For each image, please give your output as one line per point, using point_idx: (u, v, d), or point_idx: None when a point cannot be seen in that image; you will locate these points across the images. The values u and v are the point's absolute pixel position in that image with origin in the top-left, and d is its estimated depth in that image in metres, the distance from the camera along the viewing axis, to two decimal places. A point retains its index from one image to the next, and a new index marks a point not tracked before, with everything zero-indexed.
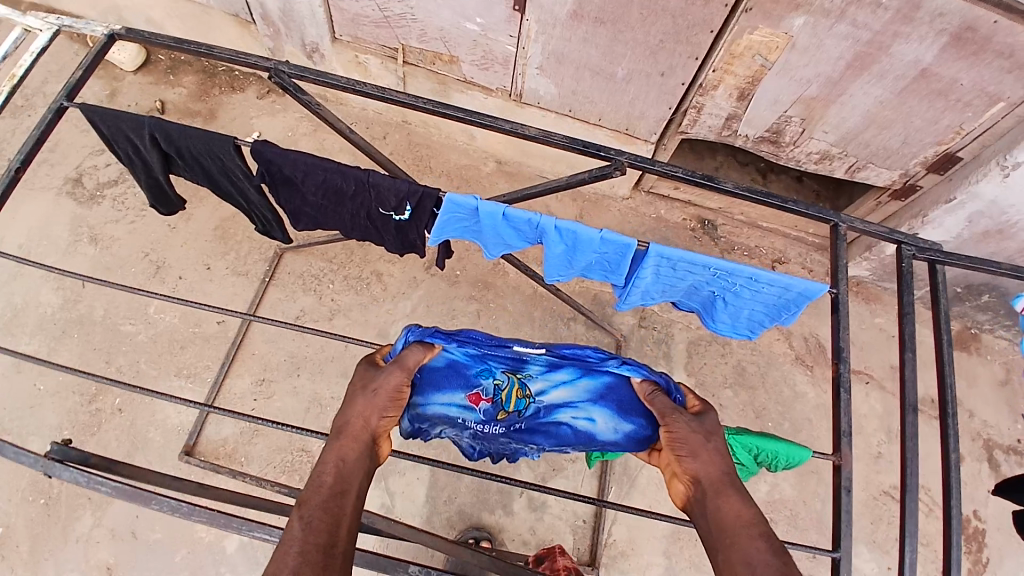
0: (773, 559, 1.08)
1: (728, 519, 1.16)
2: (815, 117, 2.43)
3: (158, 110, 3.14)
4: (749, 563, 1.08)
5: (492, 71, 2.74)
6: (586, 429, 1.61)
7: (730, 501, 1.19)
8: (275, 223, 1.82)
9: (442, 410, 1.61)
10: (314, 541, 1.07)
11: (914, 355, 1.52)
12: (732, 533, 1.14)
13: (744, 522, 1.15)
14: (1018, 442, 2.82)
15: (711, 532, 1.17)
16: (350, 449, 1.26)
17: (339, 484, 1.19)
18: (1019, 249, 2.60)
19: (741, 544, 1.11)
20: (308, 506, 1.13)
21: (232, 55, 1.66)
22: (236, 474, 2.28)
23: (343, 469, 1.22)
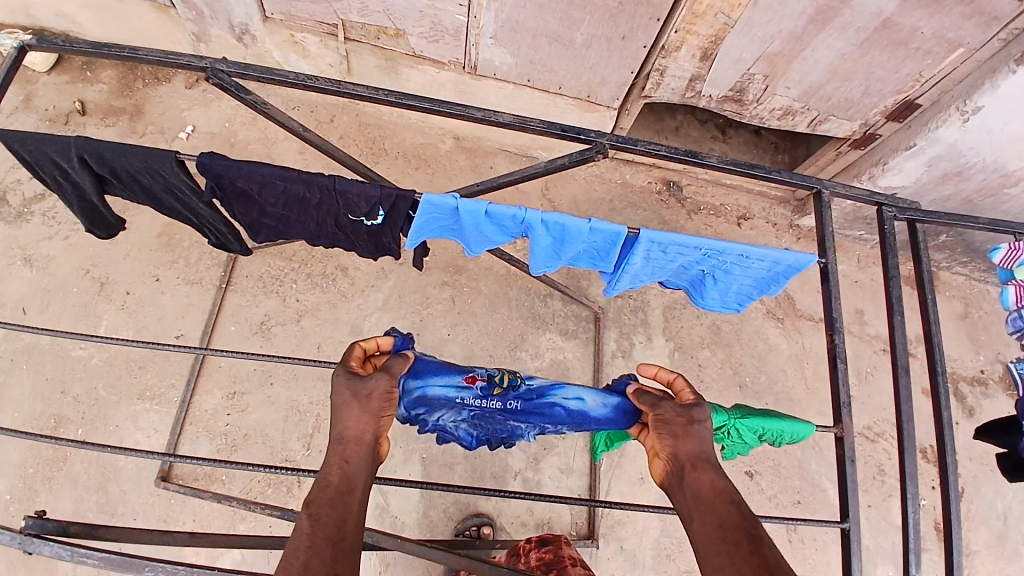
0: (744, 521, 1.09)
1: (703, 488, 1.17)
2: (778, 73, 2.39)
3: (78, 111, 2.83)
4: (722, 525, 1.09)
5: (443, 43, 2.56)
6: (580, 408, 1.56)
7: (707, 473, 1.20)
8: (231, 237, 1.67)
9: (440, 392, 1.51)
10: (322, 536, 0.99)
11: (901, 320, 1.61)
12: (705, 502, 1.15)
13: (719, 491, 1.15)
14: (981, 371, 3.08)
15: (687, 504, 1.17)
16: (355, 452, 1.18)
17: (345, 483, 1.11)
18: (974, 189, 2.69)
19: (715, 510, 1.12)
20: (316, 504, 1.05)
21: (161, 56, 1.53)
22: (219, 498, 2.17)
23: (349, 470, 1.14)
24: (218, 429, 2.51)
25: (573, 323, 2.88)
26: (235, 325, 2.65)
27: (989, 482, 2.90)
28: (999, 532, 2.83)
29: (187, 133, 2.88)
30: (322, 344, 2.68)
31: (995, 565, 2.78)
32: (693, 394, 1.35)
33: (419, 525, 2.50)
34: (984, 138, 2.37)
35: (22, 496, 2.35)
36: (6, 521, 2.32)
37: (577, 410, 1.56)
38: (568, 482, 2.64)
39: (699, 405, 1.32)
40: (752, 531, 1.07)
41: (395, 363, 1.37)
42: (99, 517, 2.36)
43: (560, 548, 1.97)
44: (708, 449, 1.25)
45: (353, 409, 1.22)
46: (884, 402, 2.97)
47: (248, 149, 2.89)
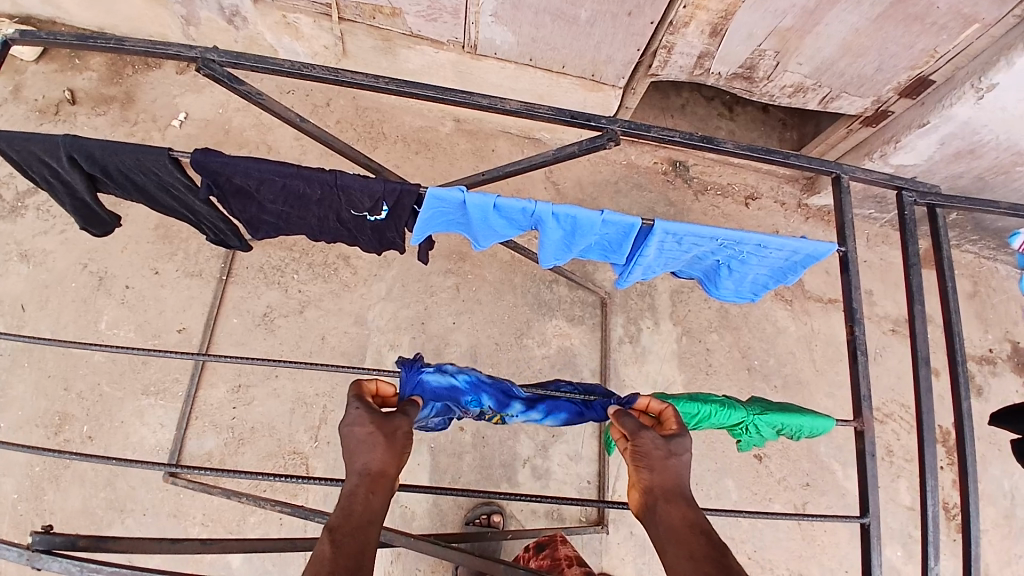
0: (714, 551, 1.07)
1: (675, 521, 1.13)
2: (790, 49, 2.30)
3: (68, 101, 2.75)
4: (694, 557, 1.07)
5: (441, 22, 2.46)
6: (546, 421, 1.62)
7: (679, 505, 1.16)
8: (230, 233, 1.62)
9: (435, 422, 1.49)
10: (342, 565, 0.98)
11: (921, 308, 1.59)
12: (676, 534, 1.11)
13: (690, 524, 1.12)
14: (989, 351, 3.06)
15: (659, 537, 1.14)
16: (380, 485, 1.13)
17: (367, 515, 1.08)
18: (987, 167, 2.62)
19: (688, 544, 1.09)
20: (340, 531, 1.04)
21: (150, 46, 1.47)
22: (229, 493, 2.17)
23: (373, 502, 1.10)
24: (224, 422, 2.49)
25: (579, 308, 2.85)
26: (237, 317, 2.61)
27: (997, 461, 2.91)
28: (1006, 511, 2.85)
29: (180, 121, 2.80)
30: (326, 335, 2.65)
31: (1001, 543, 2.80)
32: (677, 425, 1.30)
33: (429, 514, 2.50)
34: (1000, 116, 2.30)
35: (31, 493, 2.35)
36: (17, 519, 2.32)
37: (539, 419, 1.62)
38: (577, 469, 2.64)
39: (678, 434, 1.27)
40: (724, 563, 1.05)
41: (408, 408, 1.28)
42: (108, 513, 2.35)
43: (557, 550, 2.02)
44: (683, 479, 1.20)
45: (381, 443, 1.16)
46: (893, 383, 2.96)
47: (244, 136, 2.82)
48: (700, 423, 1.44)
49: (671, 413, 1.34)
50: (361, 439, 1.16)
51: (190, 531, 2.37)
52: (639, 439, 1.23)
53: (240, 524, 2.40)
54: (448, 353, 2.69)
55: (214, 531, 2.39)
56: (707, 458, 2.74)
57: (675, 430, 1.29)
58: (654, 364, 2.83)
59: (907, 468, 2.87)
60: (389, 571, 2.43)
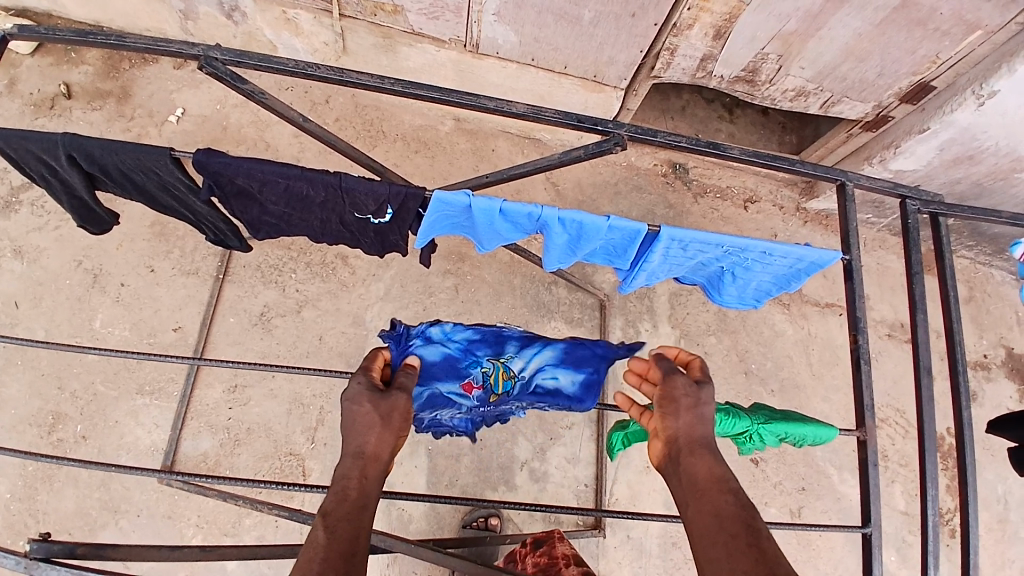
0: (740, 510, 1.02)
1: (699, 475, 1.10)
2: (792, 53, 2.30)
3: (63, 95, 2.70)
4: (718, 514, 1.02)
5: (443, 21, 2.43)
6: (557, 400, 1.61)
7: (705, 458, 1.13)
8: (230, 233, 1.59)
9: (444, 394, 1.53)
10: (337, 549, 0.93)
11: (924, 317, 1.60)
12: (700, 487, 1.08)
13: (716, 478, 1.08)
14: (984, 356, 3.09)
15: (683, 488, 1.11)
16: (372, 469, 1.09)
17: (361, 498, 1.04)
18: (985, 173, 2.63)
19: (712, 498, 1.05)
20: (334, 515, 0.99)
21: (150, 43, 1.44)
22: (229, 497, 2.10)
23: (365, 487, 1.06)
24: (219, 423, 2.47)
25: (578, 310, 2.84)
26: (234, 317, 2.59)
27: (991, 466, 2.93)
28: (1000, 516, 2.88)
29: (177, 116, 2.76)
30: (323, 335, 2.63)
31: (995, 548, 2.83)
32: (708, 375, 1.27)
33: (426, 517, 2.49)
34: (1000, 121, 2.31)
35: (24, 493, 2.32)
36: (10, 519, 2.29)
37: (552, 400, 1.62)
38: (575, 472, 2.64)
39: (706, 384, 1.24)
40: (750, 523, 1.00)
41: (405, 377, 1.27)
42: (103, 514, 2.33)
43: (553, 547, 1.88)
44: (709, 431, 1.18)
45: (375, 426, 1.13)
46: (889, 388, 2.98)
47: (241, 134, 2.78)
48: None
49: (691, 360, 1.32)
50: (356, 421, 1.14)
51: (185, 533, 2.35)
52: (669, 383, 1.22)
53: (236, 525, 2.39)
54: None
55: (209, 533, 2.37)
56: None
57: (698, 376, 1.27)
58: None
59: (902, 472, 2.89)
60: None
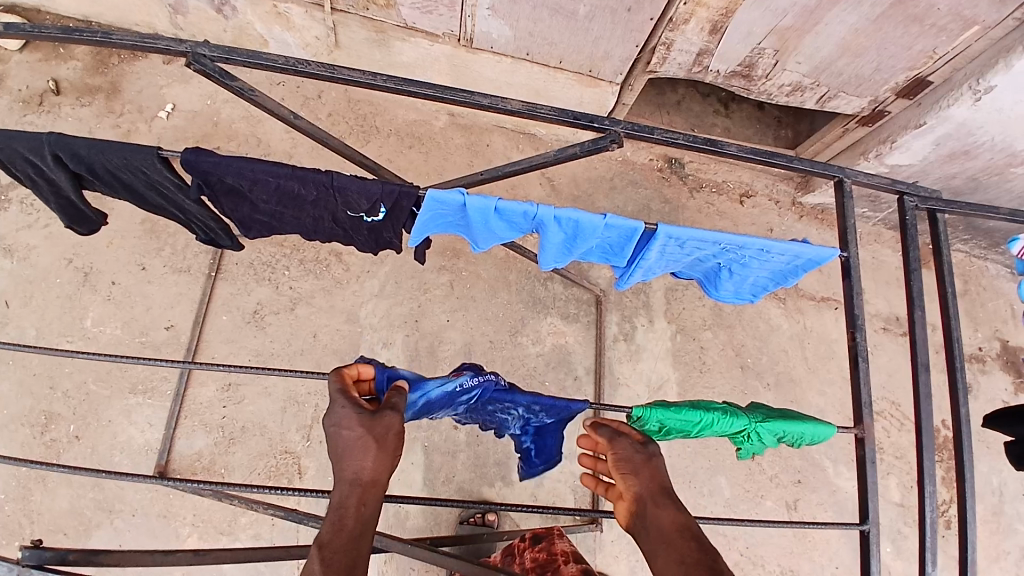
0: (703, 554, 1.01)
1: (663, 526, 1.08)
2: (789, 48, 2.28)
3: (51, 91, 2.66)
4: (684, 561, 1.01)
5: (437, 15, 2.40)
6: (559, 400, 1.45)
7: (668, 508, 1.11)
8: (221, 232, 1.57)
9: (439, 394, 1.37)
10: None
11: (921, 313, 1.60)
12: (666, 537, 1.07)
13: (679, 526, 1.07)
14: (979, 349, 3.11)
15: (650, 544, 1.08)
16: (371, 495, 1.08)
17: (359, 527, 1.03)
18: (980, 168, 2.64)
19: (676, 547, 1.04)
20: (330, 548, 0.98)
21: (137, 40, 1.41)
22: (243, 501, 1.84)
23: (363, 514, 1.05)
24: (214, 422, 2.45)
25: (574, 306, 2.83)
26: (227, 315, 2.57)
27: (986, 458, 2.96)
28: (994, 508, 2.91)
29: (167, 112, 2.72)
30: (318, 332, 2.61)
31: (990, 540, 2.86)
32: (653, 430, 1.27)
33: (423, 514, 2.49)
34: (995, 117, 2.30)
35: (17, 494, 2.30)
36: (3, 520, 2.28)
37: (553, 401, 1.45)
38: (572, 468, 2.64)
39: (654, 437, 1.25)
40: (712, 565, 0.99)
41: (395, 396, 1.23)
42: (97, 514, 2.31)
43: (552, 544, 1.85)
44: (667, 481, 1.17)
45: (370, 450, 1.10)
46: (884, 381, 2.99)
47: (233, 129, 2.75)
48: (702, 430, 1.44)
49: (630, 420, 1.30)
50: (350, 446, 1.10)
51: (180, 532, 2.34)
52: (617, 446, 1.22)
53: (232, 524, 2.38)
54: (441, 351, 2.67)
55: (204, 532, 2.36)
56: (701, 456, 2.75)
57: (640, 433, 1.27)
58: (648, 362, 2.83)
59: (897, 465, 2.91)
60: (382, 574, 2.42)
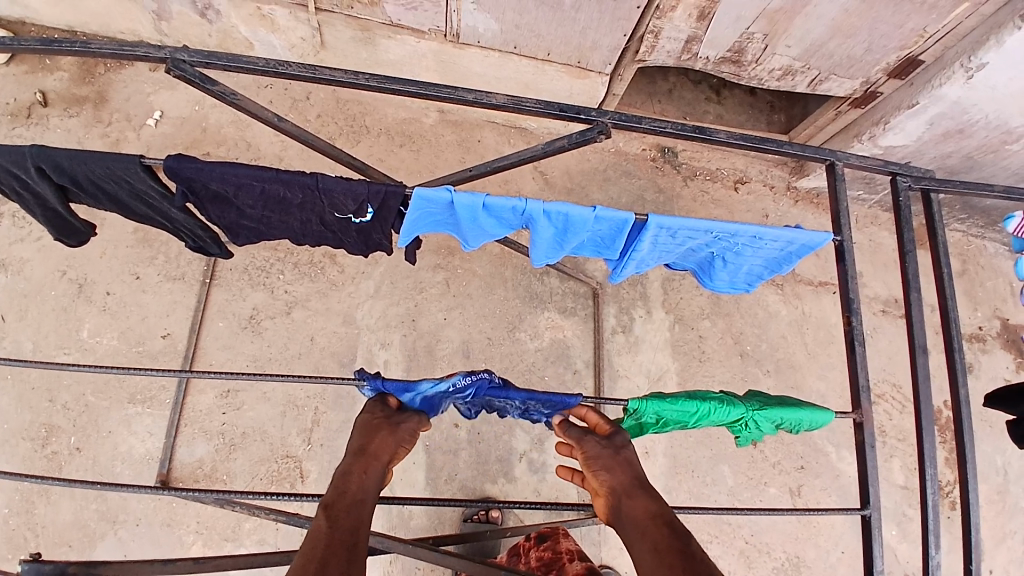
0: (676, 540, 1.03)
1: (638, 516, 1.10)
2: (778, 31, 2.26)
3: (39, 103, 2.64)
4: (656, 548, 1.03)
5: (422, 10, 2.38)
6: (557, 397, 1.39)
7: (641, 498, 1.14)
8: (209, 239, 1.55)
9: (434, 394, 1.35)
10: (340, 537, 0.99)
11: (918, 295, 1.59)
12: (639, 527, 1.09)
13: (653, 515, 1.09)
14: (979, 328, 3.09)
15: (626, 536, 1.10)
16: (373, 466, 1.17)
17: (362, 493, 1.10)
18: (975, 146, 2.62)
19: (649, 535, 1.06)
20: (335, 506, 1.05)
21: (116, 48, 1.40)
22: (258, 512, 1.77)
23: (366, 481, 1.13)
24: (214, 429, 2.45)
25: (571, 300, 2.82)
26: (223, 321, 2.56)
27: (989, 438, 2.96)
28: (999, 487, 2.91)
29: (155, 119, 2.71)
30: (315, 335, 2.60)
31: (995, 519, 2.86)
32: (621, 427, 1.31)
33: (427, 514, 2.49)
34: (989, 94, 2.28)
35: (20, 508, 2.30)
36: (9, 535, 2.28)
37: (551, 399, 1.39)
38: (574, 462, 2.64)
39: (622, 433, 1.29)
40: (685, 550, 1.01)
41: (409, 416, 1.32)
42: (101, 525, 2.32)
43: (558, 543, 1.84)
44: (639, 473, 1.20)
45: (383, 429, 1.24)
46: (884, 363, 2.98)
47: (221, 134, 2.73)
48: (699, 421, 1.44)
49: (599, 416, 1.34)
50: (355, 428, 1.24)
51: (185, 540, 2.34)
52: (587, 445, 1.25)
53: (237, 530, 2.38)
54: (439, 350, 2.66)
55: (209, 539, 2.36)
56: (703, 446, 2.74)
57: (607, 428, 1.30)
58: (647, 353, 2.82)
59: (900, 447, 2.90)
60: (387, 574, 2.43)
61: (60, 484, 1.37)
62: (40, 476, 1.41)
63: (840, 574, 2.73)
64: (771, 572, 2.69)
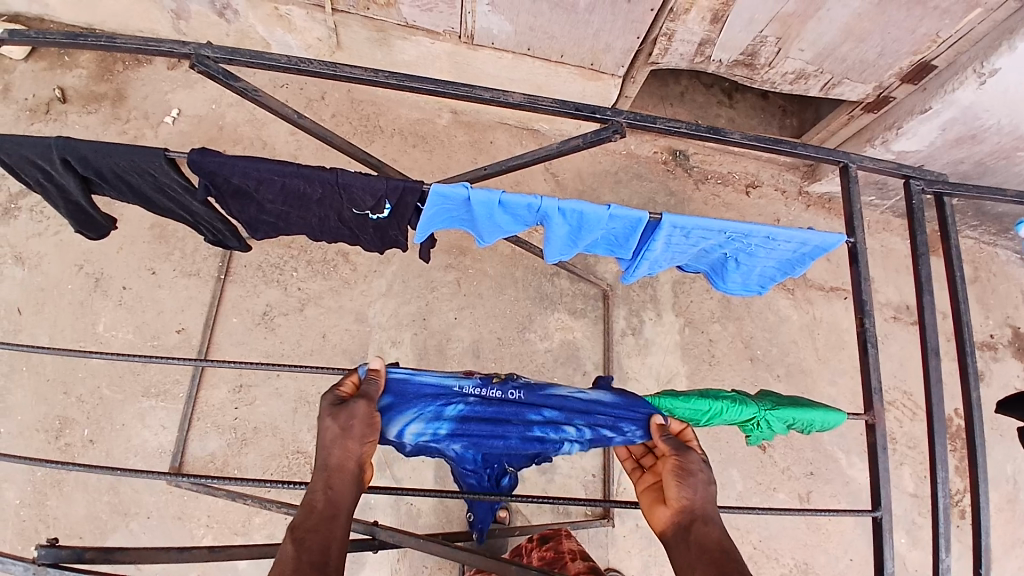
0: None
1: (708, 542, 1.13)
2: (791, 35, 2.26)
3: (59, 100, 2.69)
4: None
5: (437, 12, 2.41)
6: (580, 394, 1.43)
7: (714, 528, 1.16)
8: (228, 233, 1.57)
9: (431, 384, 1.38)
10: (307, 560, 1.01)
11: (931, 298, 1.58)
12: (708, 555, 1.11)
13: (724, 547, 1.12)
14: (992, 336, 3.07)
15: (689, 555, 1.13)
16: (340, 478, 1.15)
17: (330, 509, 1.11)
18: (988, 152, 2.61)
19: (719, 565, 1.08)
20: (303, 527, 1.06)
21: (141, 44, 1.43)
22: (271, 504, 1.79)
23: (334, 496, 1.13)
24: (226, 423, 2.47)
25: (581, 301, 2.83)
26: (236, 317, 2.58)
27: (1001, 447, 2.93)
28: (1011, 496, 2.88)
29: (172, 117, 2.75)
30: (327, 333, 2.62)
31: (1007, 528, 2.83)
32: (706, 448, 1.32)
33: (435, 511, 2.51)
34: (1002, 100, 2.28)
35: (34, 498, 2.34)
36: (22, 524, 2.31)
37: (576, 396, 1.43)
38: (582, 462, 2.65)
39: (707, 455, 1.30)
40: None
41: (368, 385, 1.30)
42: (113, 517, 2.34)
43: (560, 543, 1.85)
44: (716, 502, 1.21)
45: (337, 438, 1.18)
46: (896, 369, 2.96)
47: (238, 132, 2.77)
48: (711, 420, 1.44)
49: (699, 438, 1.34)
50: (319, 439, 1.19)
51: (196, 532, 2.37)
52: (677, 455, 1.26)
53: (247, 524, 2.40)
54: (449, 349, 2.68)
55: (220, 532, 2.38)
56: (712, 449, 2.74)
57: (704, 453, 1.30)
58: (657, 356, 2.82)
59: (911, 454, 2.89)
60: (396, 570, 2.44)
61: (74, 470, 1.38)
62: (55, 462, 1.41)
63: None
64: None
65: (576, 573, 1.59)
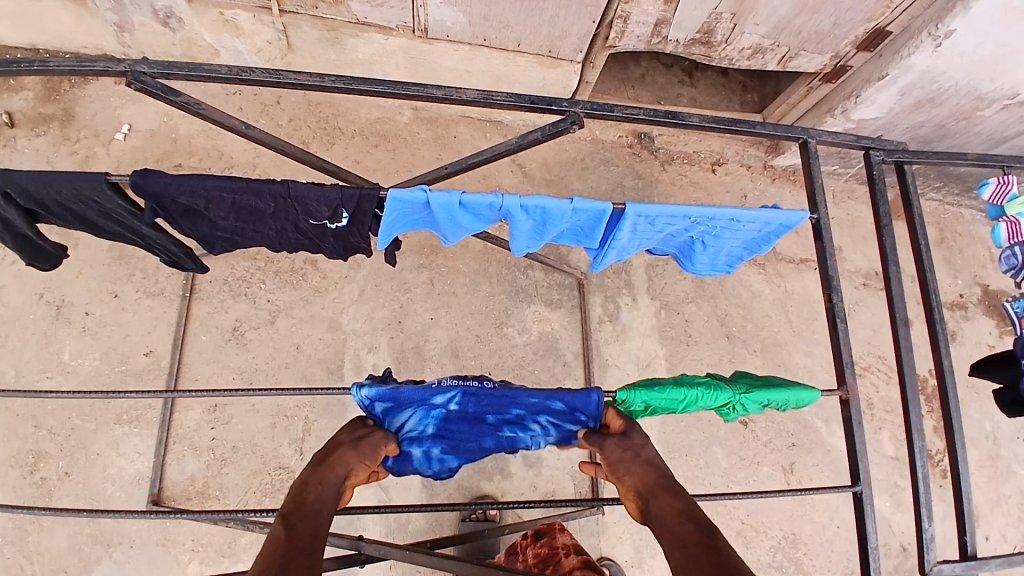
0: (703, 535, 1.05)
1: (664, 513, 1.13)
2: (746, 10, 2.25)
3: (4, 124, 2.57)
4: (684, 544, 1.05)
5: (387, 7, 2.34)
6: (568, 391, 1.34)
7: (666, 497, 1.15)
8: (183, 254, 1.51)
9: (415, 396, 1.32)
10: (297, 543, 0.97)
11: (896, 268, 1.60)
12: (667, 525, 1.10)
13: (679, 511, 1.11)
14: (959, 296, 3.14)
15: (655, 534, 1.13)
16: (330, 478, 1.15)
17: (318, 503, 1.08)
18: (947, 114, 2.65)
19: (676, 533, 1.07)
20: (294, 514, 1.03)
21: (74, 64, 1.35)
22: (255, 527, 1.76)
23: (323, 493, 1.11)
24: (203, 445, 2.42)
25: (557, 292, 2.82)
26: (206, 334, 2.52)
27: (977, 404, 3.01)
28: (989, 451, 2.96)
29: (124, 133, 2.65)
30: (301, 344, 2.57)
31: (988, 484, 2.92)
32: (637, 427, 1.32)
33: (425, 517, 2.49)
34: (958, 61, 2.30)
35: (12, 537, 2.26)
36: (3, 564, 2.24)
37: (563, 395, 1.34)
38: (569, 453, 2.65)
39: (640, 433, 1.30)
40: (710, 543, 1.03)
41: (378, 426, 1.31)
42: (96, 549, 2.28)
43: (554, 537, 1.85)
44: (663, 470, 1.21)
45: (343, 447, 1.23)
46: (869, 336, 3.01)
47: (192, 144, 2.68)
48: (688, 407, 1.44)
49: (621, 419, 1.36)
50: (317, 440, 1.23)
51: (181, 559, 2.32)
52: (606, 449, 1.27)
53: (235, 545, 2.36)
54: (428, 350, 2.65)
55: (206, 556, 2.34)
56: (696, 428, 2.76)
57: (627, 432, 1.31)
58: (636, 341, 2.83)
59: (889, 417, 2.95)
60: None
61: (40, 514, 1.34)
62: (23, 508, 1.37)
63: (838, 546, 2.77)
64: (768, 550, 2.73)
65: (568, 569, 1.59)
